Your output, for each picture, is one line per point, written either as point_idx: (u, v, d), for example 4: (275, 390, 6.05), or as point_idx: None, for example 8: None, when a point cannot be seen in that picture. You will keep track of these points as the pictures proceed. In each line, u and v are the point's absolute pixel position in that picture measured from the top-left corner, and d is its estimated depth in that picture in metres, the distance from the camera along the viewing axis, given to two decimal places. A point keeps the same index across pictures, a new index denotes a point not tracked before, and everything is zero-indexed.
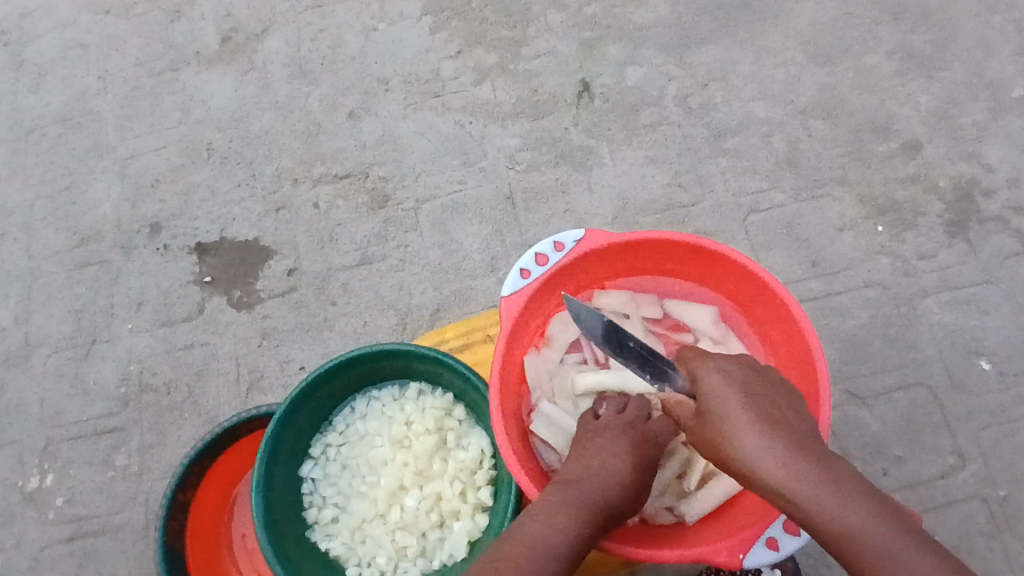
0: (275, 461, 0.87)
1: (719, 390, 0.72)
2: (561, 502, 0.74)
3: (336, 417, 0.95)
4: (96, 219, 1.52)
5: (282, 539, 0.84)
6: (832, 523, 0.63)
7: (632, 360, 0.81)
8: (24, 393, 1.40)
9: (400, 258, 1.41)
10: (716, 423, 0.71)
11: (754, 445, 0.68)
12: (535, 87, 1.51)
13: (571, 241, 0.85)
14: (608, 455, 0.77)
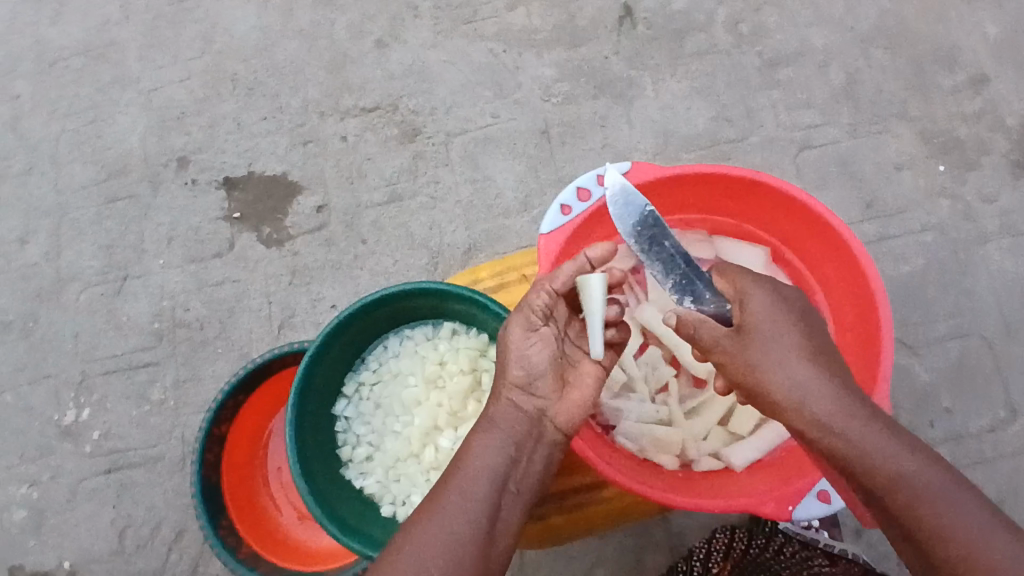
0: (309, 399, 0.85)
1: (771, 315, 0.69)
2: (485, 428, 0.72)
3: (369, 355, 0.94)
4: (122, 153, 1.49)
5: (315, 475, 0.83)
6: (883, 465, 0.62)
7: (659, 264, 0.76)
8: (59, 328, 1.42)
9: (430, 195, 1.36)
10: (759, 348, 0.68)
11: (800, 377, 0.67)
12: (573, 12, 1.41)
13: (616, 175, 0.79)
14: (514, 357, 0.74)
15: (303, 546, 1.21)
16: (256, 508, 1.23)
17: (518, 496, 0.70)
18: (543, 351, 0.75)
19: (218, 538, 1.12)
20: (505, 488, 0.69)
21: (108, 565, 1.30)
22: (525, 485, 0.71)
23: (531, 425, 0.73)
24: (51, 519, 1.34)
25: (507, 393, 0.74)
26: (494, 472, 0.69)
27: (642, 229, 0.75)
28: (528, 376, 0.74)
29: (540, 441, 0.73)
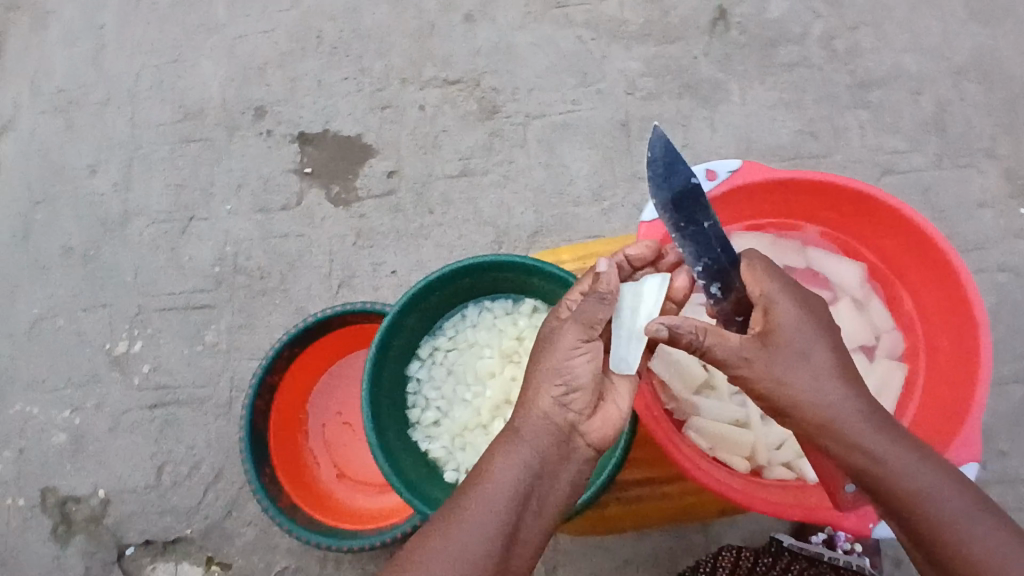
0: (387, 356, 0.86)
1: (803, 329, 0.68)
2: (511, 441, 0.68)
3: (445, 321, 0.94)
4: (201, 96, 1.50)
5: (387, 433, 0.84)
6: (905, 481, 0.64)
7: (692, 245, 0.70)
8: (120, 260, 1.43)
9: (502, 174, 1.36)
10: (786, 362, 0.67)
11: (828, 392, 0.66)
12: (667, 9, 1.41)
13: (725, 171, 0.78)
14: (554, 369, 0.69)
15: (341, 503, 1.22)
16: (297, 460, 1.24)
17: (540, 515, 0.67)
18: (588, 364, 0.70)
19: (261, 485, 1.13)
20: (527, 507, 0.66)
21: (143, 498, 1.32)
22: (550, 504, 0.68)
23: (563, 440, 0.69)
24: (92, 445, 1.36)
25: (540, 405, 0.69)
26: (514, 492, 0.66)
27: (678, 206, 0.69)
28: (567, 389, 0.69)
29: (570, 456, 0.70)
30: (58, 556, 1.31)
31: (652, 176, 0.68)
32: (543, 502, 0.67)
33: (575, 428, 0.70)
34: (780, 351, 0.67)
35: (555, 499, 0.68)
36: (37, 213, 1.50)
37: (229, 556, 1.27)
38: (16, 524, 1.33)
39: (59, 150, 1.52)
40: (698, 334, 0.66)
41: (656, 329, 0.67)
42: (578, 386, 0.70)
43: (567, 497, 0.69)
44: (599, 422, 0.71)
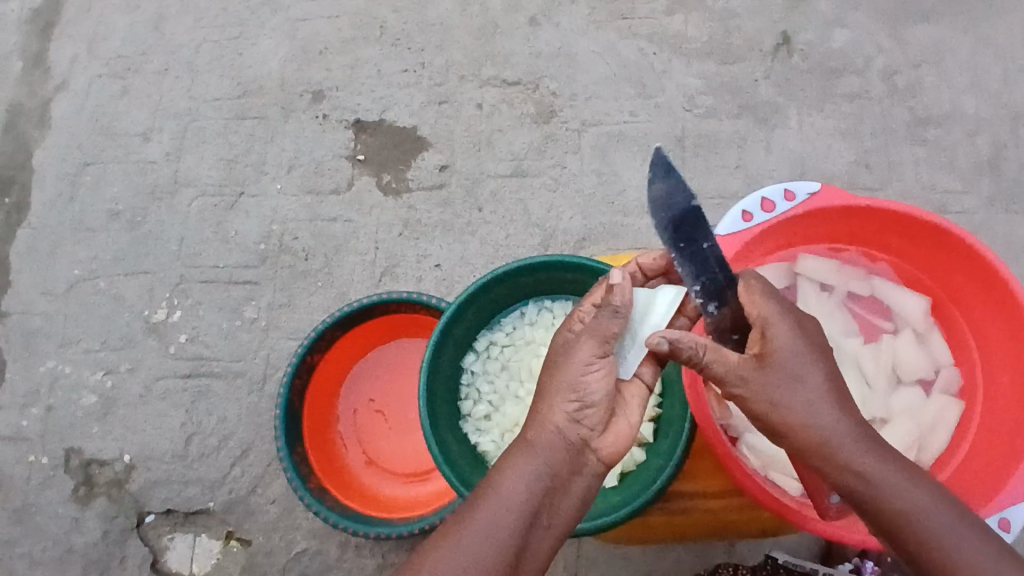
0: (446, 346, 0.89)
1: (798, 349, 0.65)
2: (523, 452, 0.69)
3: (504, 318, 0.97)
4: (260, 74, 1.51)
5: (440, 420, 0.88)
6: (898, 505, 0.63)
7: (689, 262, 0.70)
8: (165, 228, 1.44)
9: (554, 178, 1.37)
10: (779, 387, 0.64)
11: (824, 416, 0.64)
12: (730, 29, 1.43)
13: (803, 193, 0.79)
14: (569, 383, 0.70)
15: (367, 490, 1.23)
16: (327, 443, 1.24)
17: (549, 529, 0.67)
18: (602, 380, 0.71)
19: (292, 464, 1.13)
20: (536, 520, 0.67)
21: (168, 467, 1.31)
22: (559, 517, 0.68)
23: (574, 454, 0.69)
24: (120, 409, 1.35)
25: (553, 417, 0.70)
26: (525, 504, 0.67)
27: (675, 226, 0.70)
28: (581, 404, 0.70)
29: (580, 470, 0.70)
30: (78, 517, 1.30)
31: (650, 194, 0.71)
32: (552, 515, 0.68)
33: (587, 442, 0.70)
34: (776, 372, 0.64)
35: (564, 512, 0.69)
36: (86, 174, 1.50)
37: (250, 533, 1.27)
38: (38, 481, 1.33)
39: (113, 114, 1.53)
40: (699, 349, 0.65)
41: (659, 342, 0.65)
42: (593, 402, 0.70)
43: (576, 511, 0.69)
44: (609, 437, 0.71)
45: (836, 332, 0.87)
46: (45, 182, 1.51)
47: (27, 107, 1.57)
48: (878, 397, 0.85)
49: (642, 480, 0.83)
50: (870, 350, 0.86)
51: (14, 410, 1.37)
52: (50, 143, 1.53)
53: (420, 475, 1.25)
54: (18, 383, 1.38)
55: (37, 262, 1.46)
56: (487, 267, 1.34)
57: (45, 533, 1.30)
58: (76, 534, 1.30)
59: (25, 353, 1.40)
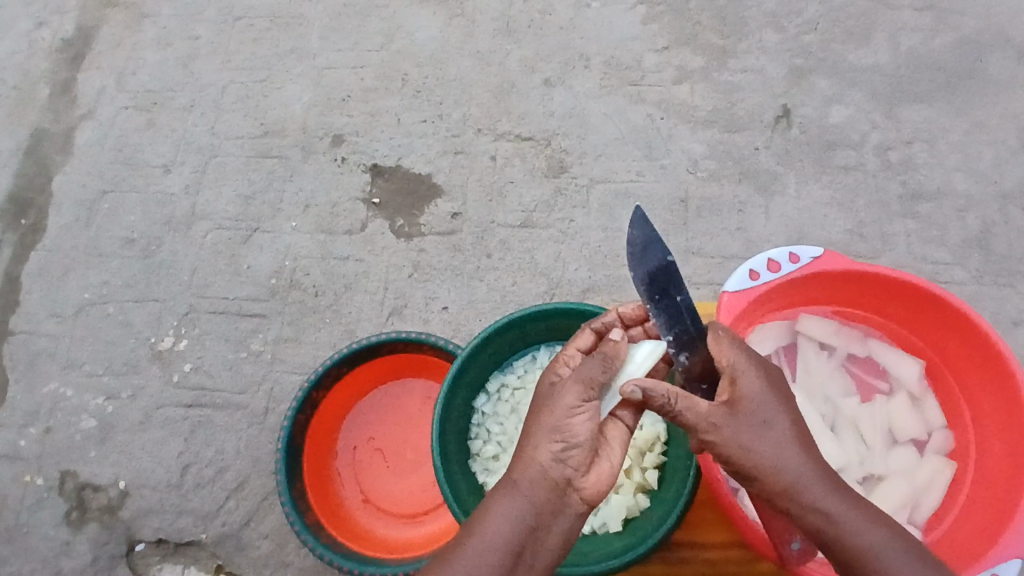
0: (459, 385, 0.94)
1: (764, 396, 0.68)
2: (508, 492, 0.69)
3: (516, 361, 1.02)
4: (283, 116, 1.57)
5: (450, 457, 0.91)
6: (860, 542, 0.65)
7: (664, 314, 0.73)
8: (179, 258, 1.47)
9: (562, 231, 1.42)
10: (748, 432, 0.67)
11: (789, 459, 0.66)
12: (733, 101, 1.52)
13: (808, 257, 0.84)
14: (555, 426, 0.69)
15: (361, 529, 1.22)
16: (324, 478, 1.24)
17: (531, 569, 0.67)
18: (588, 423, 0.70)
19: (291, 499, 1.12)
20: (519, 562, 0.67)
21: (162, 496, 1.30)
22: (541, 559, 0.68)
23: (558, 495, 0.68)
24: (117, 435, 1.35)
25: (538, 458, 0.69)
26: (508, 545, 0.66)
27: (652, 280, 0.73)
28: (567, 446, 0.69)
29: (564, 510, 0.68)
30: (65, 544, 1.28)
31: (630, 247, 0.74)
32: (535, 555, 0.67)
33: (570, 483, 0.69)
34: (745, 418, 0.67)
35: (547, 553, 0.68)
36: (105, 201, 1.54)
37: (240, 568, 1.25)
38: (27, 504, 1.31)
39: (137, 145, 1.58)
40: (671, 398, 0.67)
41: (632, 391, 0.67)
42: (577, 445, 0.69)
43: (558, 552, 0.68)
44: (592, 477, 0.69)
45: (833, 392, 0.91)
46: (63, 206, 1.54)
47: (53, 133, 1.61)
48: (874, 456, 0.88)
49: (647, 526, 0.85)
50: (866, 411, 0.91)
51: (11, 430, 1.36)
52: (72, 169, 1.57)
53: (416, 516, 1.24)
54: (18, 403, 1.38)
55: (47, 283, 1.48)
56: (493, 312, 1.37)
57: (29, 559, 1.28)
58: (61, 561, 1.27)
59: (28, 373, 1.40)
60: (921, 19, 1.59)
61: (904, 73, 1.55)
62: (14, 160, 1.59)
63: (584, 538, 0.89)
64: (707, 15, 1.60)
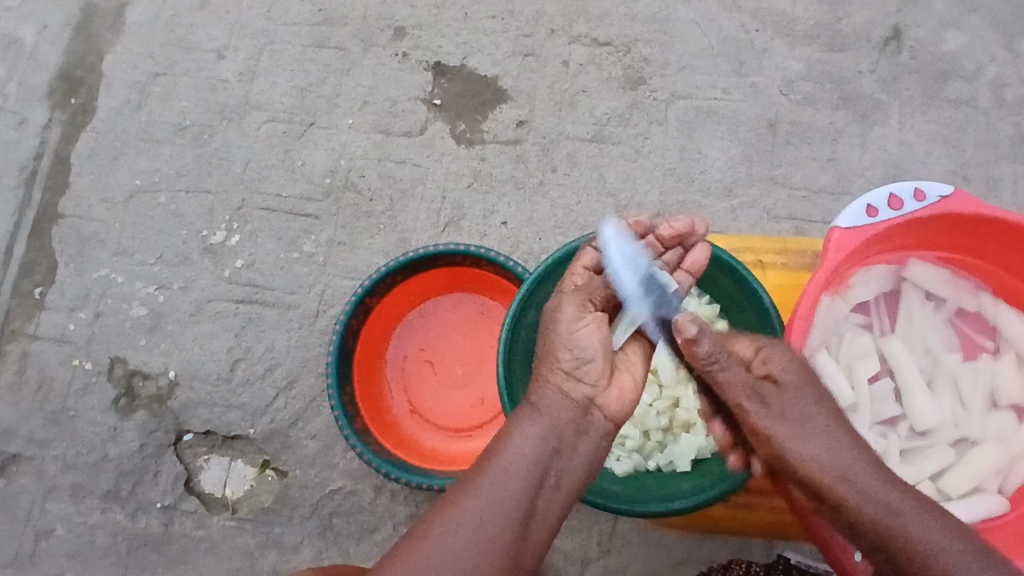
0: (529, 305, 0.92)
1: (801, 383, 0.69)
2: (530, 413, 0.73)
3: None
4: (343, 3, 1.46)
5: (513, 377, 0.91)
6: (919, 537, 0.61)
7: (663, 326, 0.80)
8: (231, 149, 1.42)
9: (635, 149, 1.32)
10: (788, 408, 0.68)
11: (836, 443, 0.66)
12: (839, 16, 1.37)
13: (934, 195, 0.75)
14: (563, 343, 0.74)
15: (410, 439, 1.21)
16: (373, 385, 1.22)
17: (558, 490, 0.70)
18: (593, 333, 0.75)
19: (340, 404, 1.11)
20: (544, 482, 0.69)
21: (210, 389, 1.31)
22: (566, 479, 0.71)
23: (580, 413, 0.73)
24: (169, 324, 1.35)
25: (555, 379, 0.74)
26: (532, 463, 0.69)
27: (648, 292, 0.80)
28: (579, 361, 0.74)
29: (588, 429, 0.73)
30: (114, 429, 1.30)
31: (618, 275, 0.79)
32: (561, 475, 0.71)
33: (592, 400, 0.74)
34: (787, 393, 0.69)
35: (573, 474, 0.72)
36: (156, 85, 1.47)
37: (286, 465, 1.27)
38: (78, 386, 1.33)
39: (189, 27, 1.50)
40: (711, 351, 0.70)
41: (687, 325, 0.70)
42: (586, 356, 0.74)
43: (584, 469, 0.72)
44: (613, 392, 0.75)
45: (935, 347, 0.83)
46: (113, 86, 1.48)
47: (102, 8, 1.53)
48: (970, 418, 0.81)
49: (717, 470, 0.84)
50: (970, 369, 0.82)
51: (62, 312, 1.37)
52: (122, 48, 1.50)
53: (465, 431, 1.23)
54: (68, 287, 1.38)
55: (97, 166, 1.44)
56: (554, 231, 1.30)
57: (79, 439, 1.30)
58: (111, 443, 1.30)
59: (78, 258, 1.39)
60: None
61: None
62: (64, 35, 1.52)
63: (649, 474, 0.89)
64: None
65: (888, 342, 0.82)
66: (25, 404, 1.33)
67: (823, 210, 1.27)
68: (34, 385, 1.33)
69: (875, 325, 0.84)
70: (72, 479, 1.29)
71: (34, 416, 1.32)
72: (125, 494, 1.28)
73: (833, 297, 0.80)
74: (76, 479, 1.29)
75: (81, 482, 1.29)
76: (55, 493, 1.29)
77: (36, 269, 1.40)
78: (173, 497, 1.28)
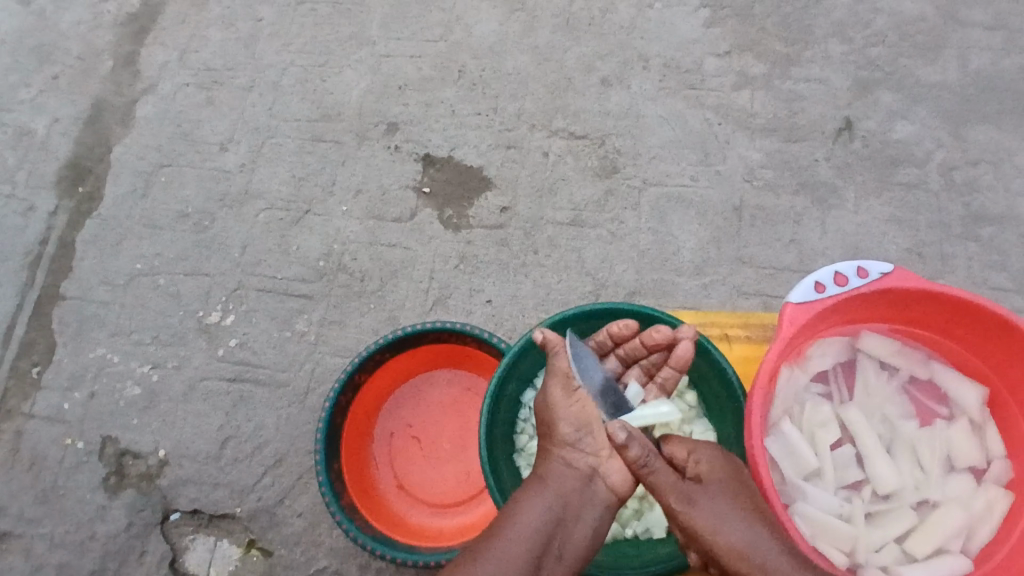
0: (509, 379, 0.97)
1: (723, 479, 0.81)
2: (539, 484, 0.85)
3: None
4: (340, 101, 1.59)
5: (494, 449, 0.94)
6: None
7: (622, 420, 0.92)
8: (231, 234, 1.49)
9: (611, 232, 1.41)
10: (713, 504, 0.79)
11: (753, 533, 0.77)
12: (794, 110, 1.50)
13: (877, 272, 0.82)
14: (563, 416, 0.88)
15: (394, 515, 1.22)
16: (360, 461, 1.25)
17: (562, 558, 0.80)
18: (584, 407, 0.89)
19: (327, 479, 1.13)
20: (549, 548, 0.80)
21: (200, 467, 1.32)
22: (569, 547, 0.81)
23: (584, 484, 0.86)
24: (161, 402, 1.38)
25: (560, 452, 0.88)
26: (539, 530, 0.80)
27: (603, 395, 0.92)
28: (577, 432, 0.88)
29: (592, 500, 0.86)
30: (101, 508, 1.30)
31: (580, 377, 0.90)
32: (564, 546, 0.81)
33: (595, 470, 0.87)
34: (706, 491, 0.80)
35: (574, 546, 0.82)
36: (161, 175, 1.57)
37: (272, 544, 1.27)
38: (68, 465, 1.34)
39: (196, 122, 1.61)
40: (647, 455, 0.81)
41: (618, 430, 0.81)
42: (584, 427, 0.88)
43: (588, 540, 0.83)
44: (615, 464, 0.88)
45: (891, 413, 0.89)
46: (120, 176, 1.57)
47: (114, 105, 1.64)
48: (930, 481, 0.85)
49: None
50: (926, 435, 0.87)
51: (57, 391, 1.40)
52: (132, 141, 1.60)
53: (450, 506, 1.24)
54: (65, 366, 1.42)
55: (101, 250, 1.51)
56: (537, 309, 1.36)
57: (67, 519, 1.30)
58: (98, 523, 1.30)
59: (77, 337, 1.44)
60: (992, 37, 1.57)
61: (971, 91, 1.52)
62: (75, 128, 1.63)
63: (627, 541, 0.92)
64: (771, 21, 1.59)
65: (847, 409, 0.88)
66: (14, 484, 1.33)
67: (789, 286, 1.35)
68: (25, 464, 1.35)
69: (836, 395, 0.90)
70: (56, 560, 1.28)
71: (23, 495, 1.33)
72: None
73: (793, 369, 0.86)
74: (60, 560, 1.28)
75: (65, 563, 1.28)
76: (39, 573, 1.28)
77: (34, 348, 1.44)
78: None
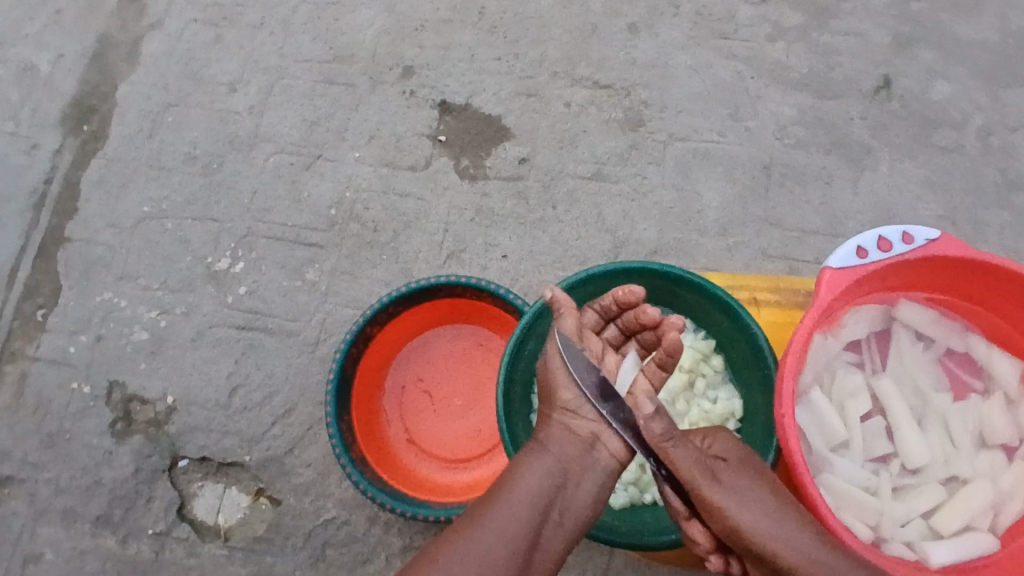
0: (529, 337, 0.94)
1: (745, 460, 0.80)
2: (538, 450, 0.84)
3: None
4: (353, 42, 1.51)
5: (512, 407, 0.93)
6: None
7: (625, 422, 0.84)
8: (239, 178, 1.45)
9: (633, 188, 1.36)
10: (735, 480, 0.77)
11: (772, 509, 0.74)
12: (831, 65, 1.43)
13: (923, 238, 0.77)
14: (564, 382, 0.86)
15: (406, 468, 1.22)
16: (371, 414, 1.23)
17: (562, 523, 0.80)
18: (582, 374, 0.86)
19: (338, 431, 1.11)
20: (549, 515, 0.80)
21: (208, 415, 1.31)
22: (570, 512, 0.82)
23: (586, 450, 0.85)
24: (169, 349, 1.36)
25: (558, 416, 0.86)
26: (538, 497, 0.80)
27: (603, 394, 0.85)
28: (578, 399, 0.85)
29: (594, 467, 0.85)
30: (109, 452, 1.30)
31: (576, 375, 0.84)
32: (564, 512, 0.81)
33: (598, 437, 0.85)
34: (728, 469, 0.79)
35: (576, 512, 0.82)
36: (168, 115, 1.51)
37: (281, 493, 1.27)
38: (74, 409, 1.33)
39: (204, 61, 1.54)
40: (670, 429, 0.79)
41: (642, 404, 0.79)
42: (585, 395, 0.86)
43: (588, 506, 0.83)
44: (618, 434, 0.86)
45: (923, 385, 0.86)
46: (125, 115, 1.52)
47: (118, 40, 1.57)
48: (959, 454, 0.83)
49: None
50: (958, 409, 0.84)
51: (63, 335, 1.38)
52: (137, 78, 1.54)
53: (462, 461, 1.23)
54: (71, 309, 1.39)
55: (106, 192, 1.47)
56: (553, 265, 1.33)
57: (74, 462, 1.30)
58: (106, 468, 1.29)
59: (82, 281, 1.41)
60: None
61: (1019, 49, 1.44)
62: (79, 64, 1.56)
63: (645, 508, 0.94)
64: None
65: (878, 380, 0.85)
66: (20, 426, 1.33)
67: (816, 250, 1.31)
68: (32, 407, 1.34)
69: (868, 365, 0.87)
70: (64, 502, 1.28)
71: (30, 437, 1.32)
72: (117, 519, 1.27)
73: (825, 337, 0.83)
74: (67, 503, 1.28)
75: (73, 506, 1.28)
76: (49, 514, 1.28)
77: (39, 291, 1.42)
78: (165, 523, 1.27)
